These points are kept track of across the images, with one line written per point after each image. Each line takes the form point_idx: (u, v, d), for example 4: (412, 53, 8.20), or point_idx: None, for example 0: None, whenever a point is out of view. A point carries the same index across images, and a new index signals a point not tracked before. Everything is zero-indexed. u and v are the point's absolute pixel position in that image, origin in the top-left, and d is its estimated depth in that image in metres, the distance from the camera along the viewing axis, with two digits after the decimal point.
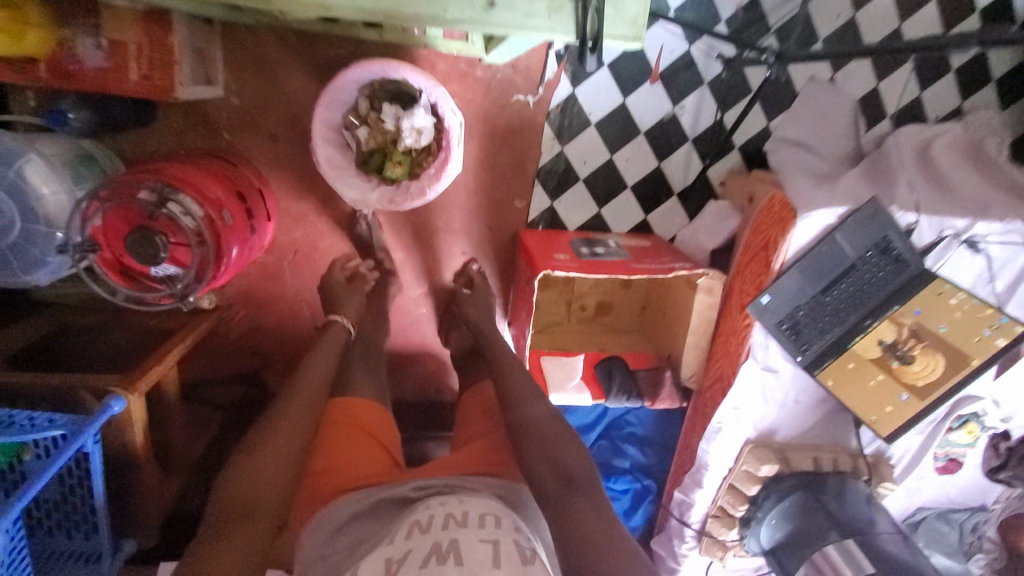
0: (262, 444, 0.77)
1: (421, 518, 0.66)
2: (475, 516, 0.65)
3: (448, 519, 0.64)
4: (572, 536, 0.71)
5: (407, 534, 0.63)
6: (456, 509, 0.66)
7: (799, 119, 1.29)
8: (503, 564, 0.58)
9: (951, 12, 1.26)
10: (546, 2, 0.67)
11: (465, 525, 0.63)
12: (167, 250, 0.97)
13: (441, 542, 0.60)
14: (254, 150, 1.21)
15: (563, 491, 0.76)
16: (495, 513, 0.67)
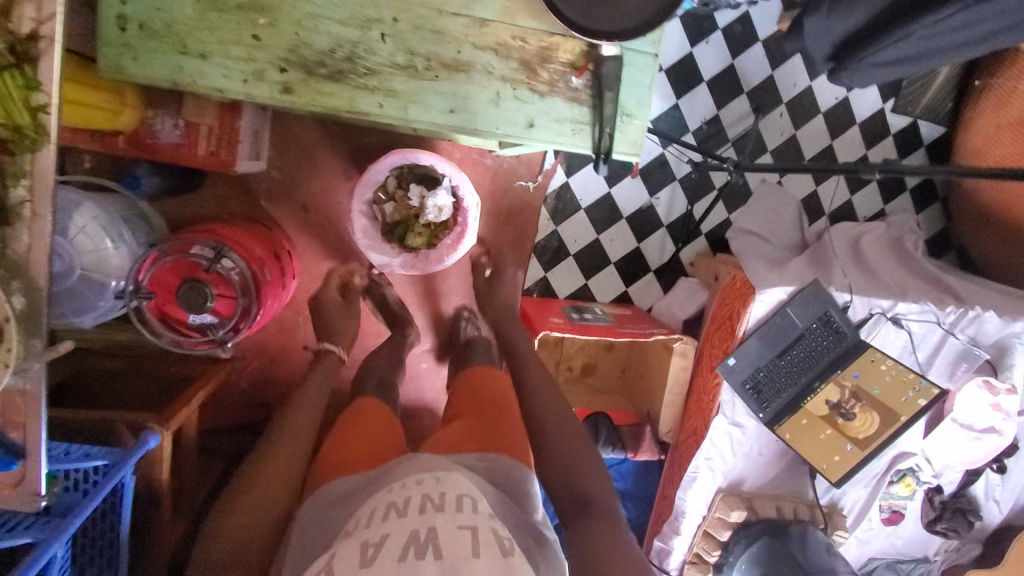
0: (258, 475, 0.81)
1: (395, 502, 0.64)
2: (452, 498, 0.63)
3: (425, 503, 0.63)
4: (579, 546, 0.77)
5: (383, 518, 0.62)
6: (433, 490, 0.65)
7: (754, 213, 1.54)
8: (484, 555, 0.57)
9: (868, 136, 1.58)
10: (571, 123, 0.76)
11: (442, 511, 0.61)
12: (213, 298, 1.07)
13: (418, 531, 0.59)
14: (287, 216, 1.36)
15: (576, 509, 0.82)
16: (472, 495, 0.65)
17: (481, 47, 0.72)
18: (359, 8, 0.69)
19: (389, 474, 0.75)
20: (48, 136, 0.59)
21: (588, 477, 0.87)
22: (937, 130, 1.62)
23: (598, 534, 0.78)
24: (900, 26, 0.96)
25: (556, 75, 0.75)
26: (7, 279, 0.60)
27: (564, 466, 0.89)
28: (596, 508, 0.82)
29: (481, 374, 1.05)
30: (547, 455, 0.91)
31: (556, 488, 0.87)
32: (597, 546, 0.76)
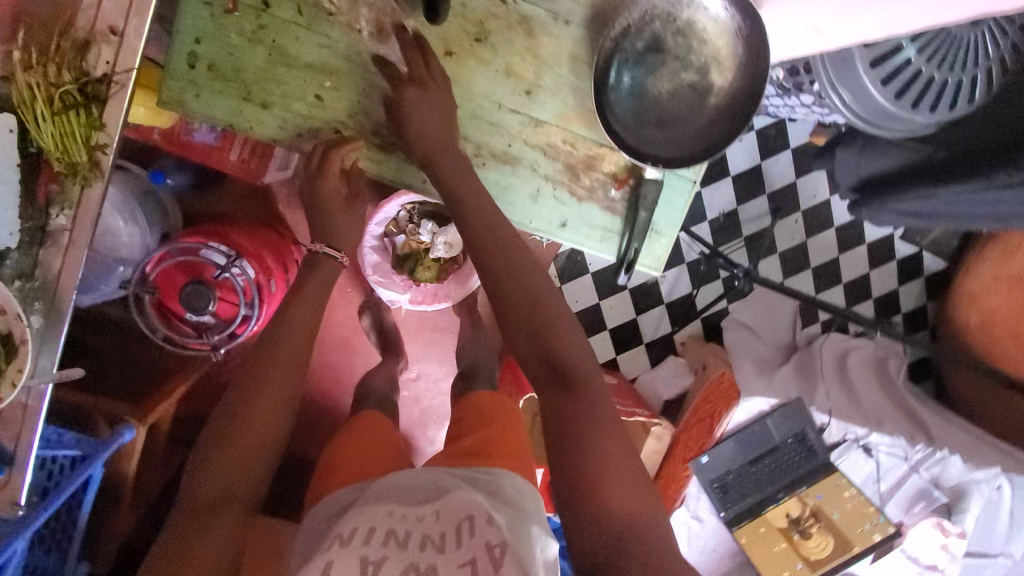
0: (246, 415, 0.77)
1: (395, 528, 0.67)
2: (452, 526, 0.67)
3: (426, 541, 0.65)
4: (563, 443, 0.67)
5: (382, 543, 0.65)
6: (431, 524, 0.67)
7: (751, 309, 1.57)
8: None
9: (873, 257, 1.64)
10: (600, 231, 0.79)
11: (443, 550, 0.64)
12: (215, 302, 1.07)
13: (417, 563, 0.63)
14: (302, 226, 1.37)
15: (552, 390, 0.69)
16: (471, 514, 0.68)
17: (531, 146, 0.74)
18: None
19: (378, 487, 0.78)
20: (99, 171, 0.71)
21: (562, 337, 0.69)
22: (939, 263, 1.68)
23: (578, 424, 0.67)
24: (924, 184, 1.00)
25: (597, 184, 0.77)
26: (31, 299, 0.70)
27: (531, 317, 0.69)
28: (577, 384, 0.69)
29: (488, 401, 1.05)
30: (509, 309, 0.69)
31: (524, 349, 0.70)
32: (586, 456, 0.65)
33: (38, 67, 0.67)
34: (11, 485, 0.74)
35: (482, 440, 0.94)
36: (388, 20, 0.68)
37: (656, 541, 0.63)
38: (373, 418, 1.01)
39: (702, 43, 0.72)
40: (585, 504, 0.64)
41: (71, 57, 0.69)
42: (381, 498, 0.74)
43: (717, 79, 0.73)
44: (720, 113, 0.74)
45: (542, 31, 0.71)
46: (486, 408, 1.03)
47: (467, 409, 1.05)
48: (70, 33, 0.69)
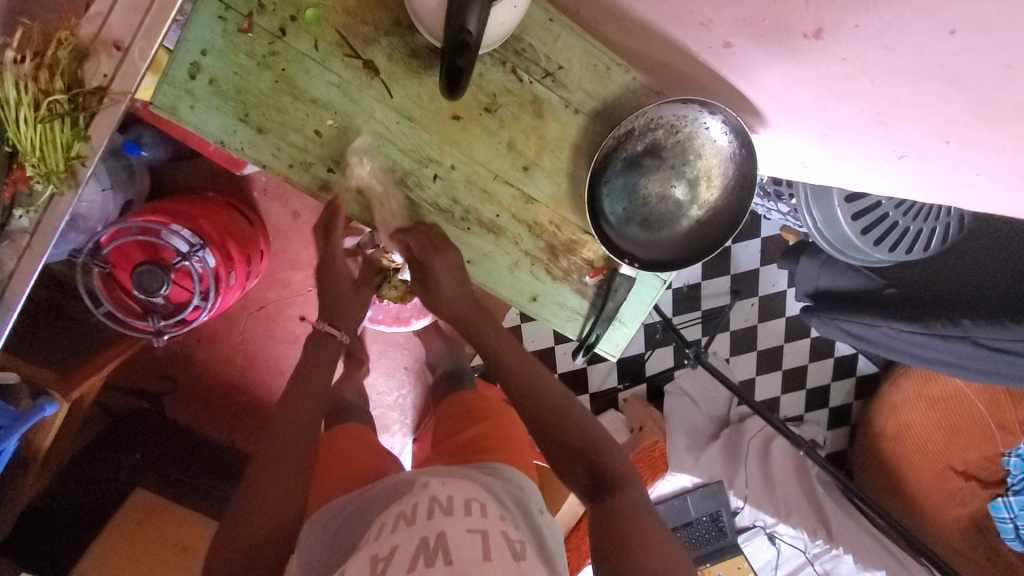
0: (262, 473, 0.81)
1: (405, 509, 0.68)
2: (460, 504, 0.68)
3: (435, 508, 0.67)
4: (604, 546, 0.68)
5: (393, 526, 0.66)
6: (440, 494, 0.70)
7: (695, 378, 1.64)
8: (495, 559, 0.62)
9: (815, 351, 1.74)
10: (567, 311, 0.81)
11: (451, 515, 0.66)
12: (167, 287, 1.04)
13: (428, 537, 0.63)
14: (273, 216, 1.34)
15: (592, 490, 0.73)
16: (480, 497, 0.71)
17: (518, 220, 0.76)
18: (424, 146, 0.71)
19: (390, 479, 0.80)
20: (75, 180, 0.67)
21: (594, 440, 0.76)
22: (871, 367, 1.80)
23: (626, 520, 0.68)
24: (870, 313, 1.06)
25: (573, 268, 0.79)
26: None
27: (569, 432, 0.76)
28: (612, 482, 0.73)
29: (480, 400, 1.10)
30: (546, 424, 0.77)
31: (561, 459, 0.76)
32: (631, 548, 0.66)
33: (31, 66, 0.63)
34: None
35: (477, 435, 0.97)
36: (403, 74, 0.68)
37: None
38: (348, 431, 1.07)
39: (698, 159, 0.74)
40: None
41: (68, 64, 0.64)
42: (385, 486, 0.78)
43: (704, 195, 0.76)
44: (699, 226, 0.77)
45: (551, 115, 0.72)
46: (476, 408, 1.06)
47: (448, 413, 1.09)
48: (71, 40, 0.64)
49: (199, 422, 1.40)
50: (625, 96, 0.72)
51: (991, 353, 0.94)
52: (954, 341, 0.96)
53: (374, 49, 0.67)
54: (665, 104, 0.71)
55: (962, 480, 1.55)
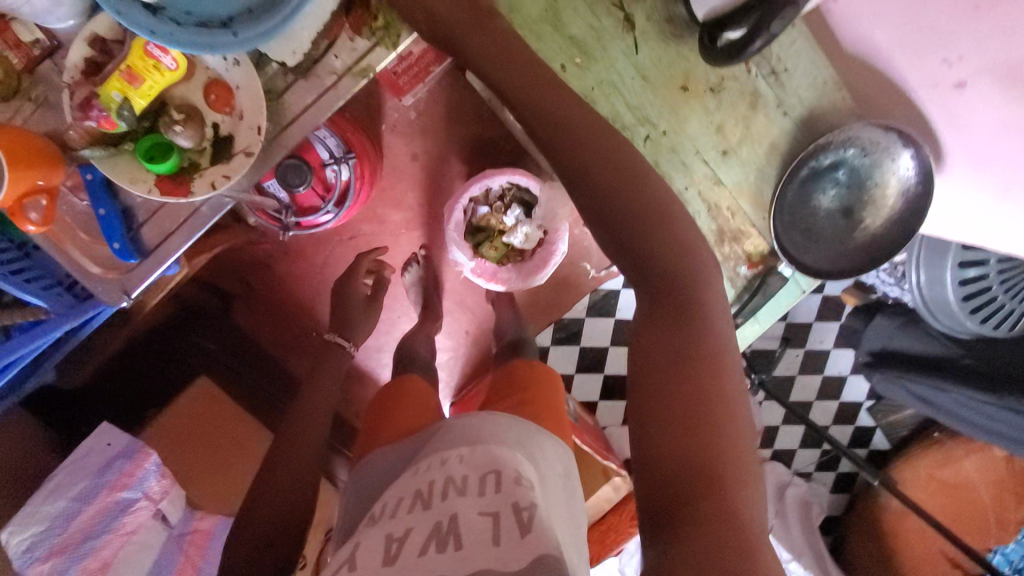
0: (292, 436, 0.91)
1: (422, 491, 0.69)
2: (476, 480, 0.69)
3: (448, 485, 0.69)
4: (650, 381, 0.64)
5: (408, 509, 0.67)
6: (456, 473, 0.70)
7: None
8: (503, 542, 0.60)
9: (840, 415, 1.82)
10: None
11: (464, 494, 0.67)
12: (307, 186, 1.08)
13: (441, 520, 0.64)
14: (394, 153, 1.38)
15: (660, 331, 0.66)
16: (497, 469, 0.69)
17: (702, 198, 0.83)
18: (647, 106, 0.78)
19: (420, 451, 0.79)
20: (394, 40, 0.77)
21: (665, 251, 0.67)
22: (886, 444, 1.86)
23: (698, 364, 0.63)
24: (938, 377, 1.15)
25: (733, 256, 0.86)
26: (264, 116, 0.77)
27: (675, 265, 0.68)
28: (691, 312, 0.66)
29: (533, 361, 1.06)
30: (637, 243, 0.68)
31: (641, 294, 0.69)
32: (676, 393, 0.62)
33: None
34: (135, 274, 0.79)
35: (521, 404, 0.91)
36: (653, 38, 0.76)
37: (731, 494, 0.57)
38: (416, 381, 1.00)
39: (876, 188, 0.80)
40: (658, 424, 0.62)
41: None
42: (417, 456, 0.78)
43: (870, 223, 0.82)
44: (854, 250, 0.83)
45: (763, 109, 0.79)
46: (526, 371, 1.01)
47: (502, 376, 1.03)
48: None
49: (260, 333, 1.39)
50: (828, 111, 0.79)
51: None
52: None
53: (638, 6, 0.75)
54: (865, 128, 0.77)
55: (948, 565, 1.60)
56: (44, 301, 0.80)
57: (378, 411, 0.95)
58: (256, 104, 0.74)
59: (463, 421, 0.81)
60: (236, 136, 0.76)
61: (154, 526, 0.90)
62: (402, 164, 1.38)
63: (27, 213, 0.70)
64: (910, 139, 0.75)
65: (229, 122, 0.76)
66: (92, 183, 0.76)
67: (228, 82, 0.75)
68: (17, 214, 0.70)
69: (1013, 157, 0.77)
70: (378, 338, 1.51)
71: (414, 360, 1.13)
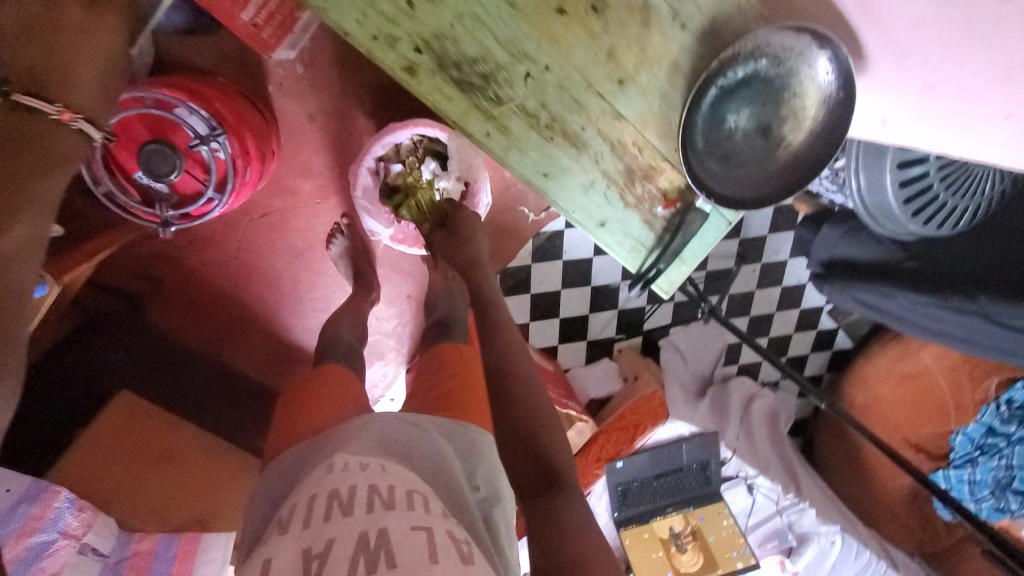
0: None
1: (339, 492, 0.63)
2: (402, 495, 0.63)
3: (373, 496, 0.62)
4: (544, 539, 0.68)
5: (326, 515, 0.60)
6: (381, 483, 0.64)
7: (687, 336, 1.70)
8: (441, 560, 0.56)
9: (802, 321, 1.81)
10: (632, 242, 0.80)
11: (392, 508, 0.61)
12: (178, 172, 0.97)
13: (369, 533, 0.58)
14: (288, 117, 1.24)
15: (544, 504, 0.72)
16: (423, 492, 0.66)
17: (603, 137, 0.73)
18: (521, 38, 0.66)
19: (332, 437, 0.75)
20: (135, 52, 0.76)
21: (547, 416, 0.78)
22: (849, 343, 1.87)
23: (566, 518, 0.70)
24: (888, 284, 1.11)
25: (647, 198, 0.77)
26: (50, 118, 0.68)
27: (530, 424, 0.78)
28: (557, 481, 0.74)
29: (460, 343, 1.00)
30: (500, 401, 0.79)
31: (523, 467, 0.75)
32: (555, 533, 0.69)
33: None
34: None
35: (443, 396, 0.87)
36: None
37: None
38: (333, 371, 0.94)
39: (795, 98, 0.71)
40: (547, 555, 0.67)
41: None
42: (326, 446, 0.73)
43: (790, 139, 0.74)
44: (781, 168, 0.75)
45: (658, 26, 0.68)
46: (449, 352, 0.96)
47: (430, 357, 0.98)
48: None
49: (182, 332, 1.33)
50: (735, 16, 0.69)
51: (999, 330, 1.00)
52: (968, 317, 1.02)
53: None
54: (772, 33, 0.67)
55: (912, 451, 1.66)
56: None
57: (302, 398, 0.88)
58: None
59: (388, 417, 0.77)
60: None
61: (82, 562, 0.88)
62: (301, 128, 1.25)
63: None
64: (823, 40, 0.65)
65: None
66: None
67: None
68: None
69: (932, 56, 0.73)
70: (317, 316, 1.43)
71: (340, 345, 1.06)
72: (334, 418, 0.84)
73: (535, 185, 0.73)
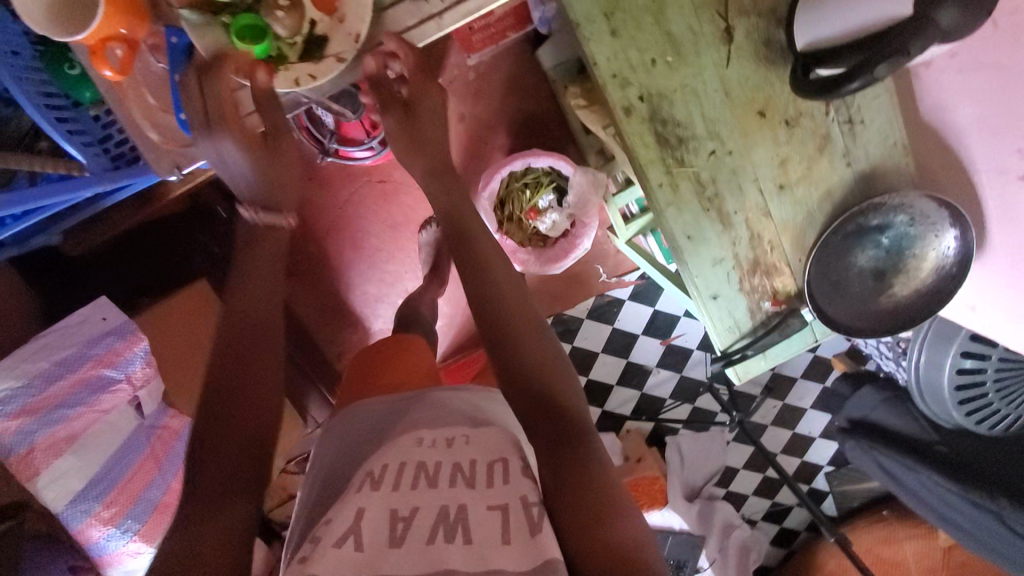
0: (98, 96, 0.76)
1: (426, 463, 0.65)
2: (483, 469, 0.64)
3: (457, 471, 0.64)
4: (569, 507, 0.62)
5: (413, 483, 0.63)
6: (464, 458, 0.65)
7: (694, 442, 1.74)
8: (513, 540, 0.57)
9: (802, 473, 1.84)
10: (728, 326, 0.88)
11: (473, 483, 0.62)
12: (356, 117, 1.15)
13: (448, 508, 0.60)
14: (443, 109, 1.36)
15: (553, 452, 0.69)
16: (505, 458, 0.65)
17: (748, 226, 0.83)
18: (721, 122, 0.78)
19: (418, 406, 0.78)
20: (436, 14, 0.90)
21: (559, 387, 0.74)
22: (833, 510, 1.88)
23: (585, 476, 0.65)
24: (911, 458, 1.18)
25: (759, 290, 0.86)
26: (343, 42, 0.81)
27: (542, 378, 0.74)
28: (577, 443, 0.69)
29: None
30: (519, 353, 0.75)
31: (536, 421, 0.72)
32: (574, 484, 0.64)
33: None
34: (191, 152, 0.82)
35: None
36: (746, 55, 0.77)
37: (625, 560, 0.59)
38: (413, 339, 1.02)
39: (914, 260, 0.82)
40: (569, 508, 0.62)
41: None
42: (409, 415, 0.76)
43: (897, 290, 0.84)
44: (882, 314, 0.85)
45: (829, 155, 0.80)
46: None
47: None
48: None
49: None
50: (892, 173, 0.81)
51: (1008, 534, 1.08)
52: (982, 511, 1.09)
53: (741, 21, 0.76)
54: (919, 198, 0.78)
55: None
56: (84, 159, 0.85)
57: (374, 363, 0.94)
58: (361, 11, 0.77)
59: (463, 393, 0.79)
60: (332, 41, 0.79)
61: (126, 411, 0.94)
62: (449, 121, 1.37)
63: (107, 60, 0.69)
64: (959, 219, 0.77)
65: (327, 24, 0.78)
66: (175, 47, 0.77)
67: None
68: (98, 58, 0.68)
69: None
70: (379, 287, 1.48)
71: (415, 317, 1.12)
72: (408, 380, 0.90)
73: (676, 243, 0.82)
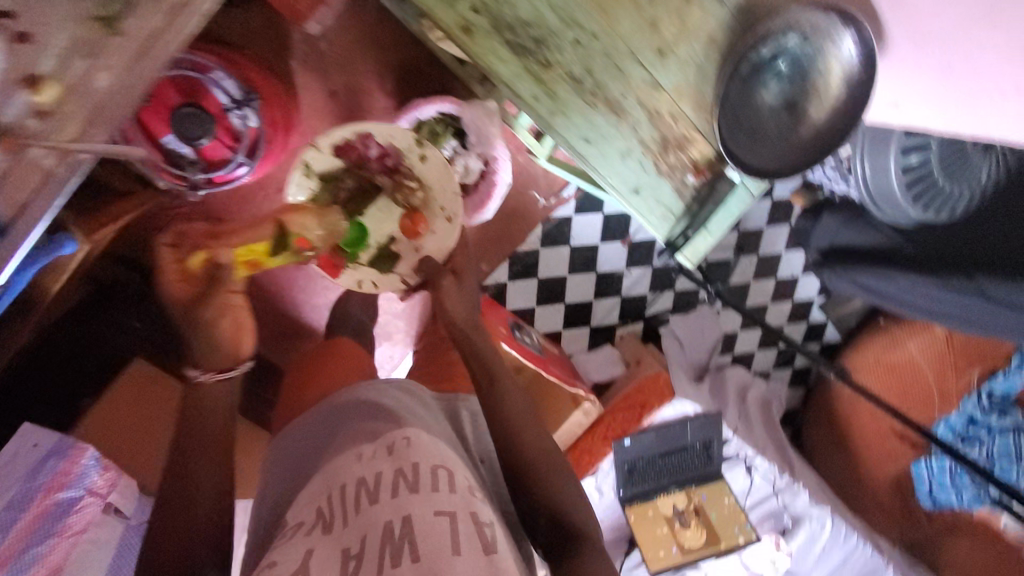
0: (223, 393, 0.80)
1: (366, 478, 0.61)
2: (427, 473, 0.61)
3: (399, 479, 0.60)
4: None
5: (356, 506, 0.59)
6: (407, 464, 0.62)
7: (686, 324, 1.73)
8: (464, 551, 0.54)
9: (795, 313, 1.86)
10: (661, 210, 0.85)
11: (417, 491, 0.59)
12: (209, 136, 1.00)
13: (393, 522, 0.56)
14: (309, 92, 1.24)
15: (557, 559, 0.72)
16: (448, 467, 0.63)
17: (642, 106, 0.78)
18: (574, 7, 0.71)
19: (349, 408, 0.75)
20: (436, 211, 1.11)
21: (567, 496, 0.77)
22: (836, 336, 1.92)
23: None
24: (884, 267, 1.17)
25: (679, 166, 0.82)
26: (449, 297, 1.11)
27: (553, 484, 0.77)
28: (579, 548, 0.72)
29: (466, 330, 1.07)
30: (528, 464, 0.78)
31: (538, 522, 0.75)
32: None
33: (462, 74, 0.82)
34: None
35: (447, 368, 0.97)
36: None
37: None
38: (340, 342, 0.96)
39: (820, 76, 0.76)
40: None
41: None
42: (349, 425, 0.71)
43: (814, 114, 0.78)
44: (805, 148, 0.80)
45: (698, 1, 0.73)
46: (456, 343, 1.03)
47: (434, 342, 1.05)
48: None
49: None
50: None
51: (998, 309, 1.03)
52: (967, 296, 1.06)
53: None
54: (802, 10, 0.72)
55: (896, 439, 1.70)
56: None
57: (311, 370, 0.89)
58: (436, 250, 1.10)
59: (390, 390, 0.78)
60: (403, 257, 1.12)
61: (106, 522, 0.93)
62: (321, 103, 1.25)
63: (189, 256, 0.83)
64: (850, 18, 0.70)
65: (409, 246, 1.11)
66: None
67: (425, 211, 1.10)
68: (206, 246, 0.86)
69: (949, 35, 0.78)
70: (324, 295, 1.41)
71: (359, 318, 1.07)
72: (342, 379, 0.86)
73: (574, 148, 0.80)
